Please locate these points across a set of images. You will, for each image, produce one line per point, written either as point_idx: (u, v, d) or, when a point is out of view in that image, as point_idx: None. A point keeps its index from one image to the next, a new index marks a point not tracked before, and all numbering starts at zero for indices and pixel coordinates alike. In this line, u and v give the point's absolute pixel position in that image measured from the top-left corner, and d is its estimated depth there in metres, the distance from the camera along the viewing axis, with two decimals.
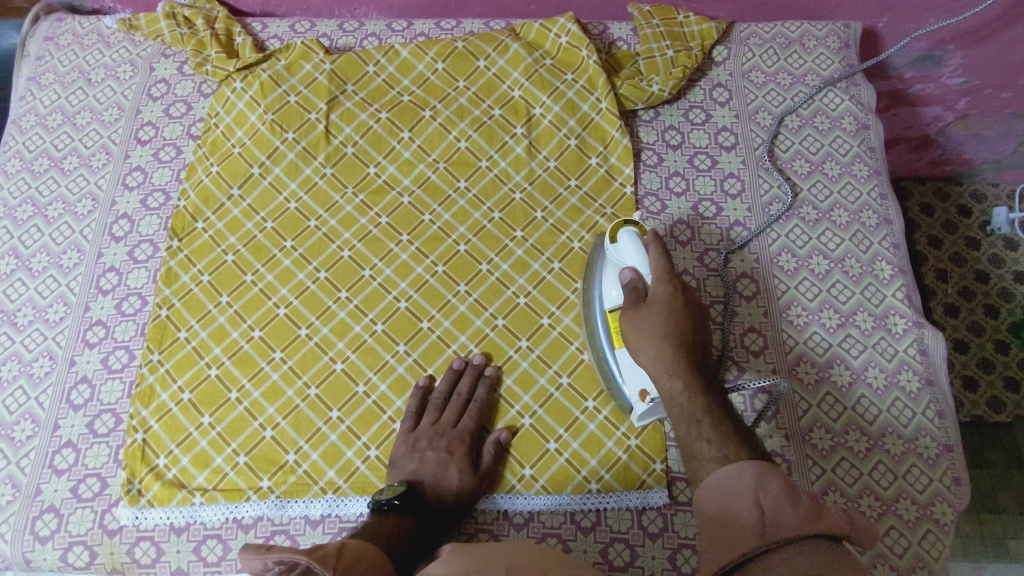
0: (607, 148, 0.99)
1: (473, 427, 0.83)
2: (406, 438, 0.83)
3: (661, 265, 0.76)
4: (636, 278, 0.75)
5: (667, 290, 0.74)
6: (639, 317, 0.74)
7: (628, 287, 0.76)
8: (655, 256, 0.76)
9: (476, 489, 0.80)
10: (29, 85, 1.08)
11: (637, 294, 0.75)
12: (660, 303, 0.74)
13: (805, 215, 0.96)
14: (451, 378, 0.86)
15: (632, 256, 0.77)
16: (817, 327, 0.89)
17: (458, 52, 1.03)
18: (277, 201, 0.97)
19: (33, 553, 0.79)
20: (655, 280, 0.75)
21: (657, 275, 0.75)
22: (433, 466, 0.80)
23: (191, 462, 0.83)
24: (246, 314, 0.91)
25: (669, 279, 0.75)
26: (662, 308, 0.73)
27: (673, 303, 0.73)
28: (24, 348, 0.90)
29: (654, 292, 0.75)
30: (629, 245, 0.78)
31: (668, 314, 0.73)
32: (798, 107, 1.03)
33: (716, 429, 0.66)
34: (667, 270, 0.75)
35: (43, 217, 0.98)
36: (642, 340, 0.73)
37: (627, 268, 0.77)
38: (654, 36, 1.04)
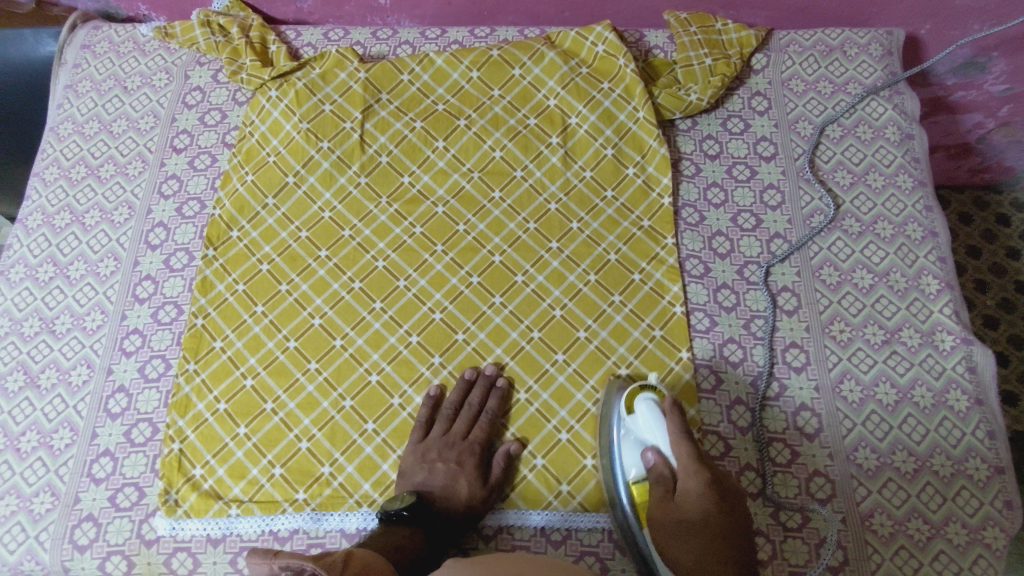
0: (645, 158, 0.97)
1: (484, 439, 0.83)
2: (415, 448, 0.82)
3: (685, 453, 0.72)
4: (662, 465, 0.74)
5: (699, 482, 0.70)
6: (670, 518, 0.71)
7: (655, 476, 0.74)
8: (677, 443, 0.72)
9: (486, 502, 0.80)
10: (66, 92, 1.09)
11: (665, 485, 0.73)
12: (693, 502, 0.70)
13: (848, 227, 0.94)
14: (463, 388, 0.86)
15: (651, 430, 0.76)
16: (860, 343, 0.87)
17: (493, 60, 1.02)
18: (311, 210, 0.96)
19: (72, 562, 0.79)
20: (683, 471, 0.72)
21: (683, 464, 0.72)
22: (443, 478, 0.80)
23: (227, 473, 0.83)
24: (282, 324, 0.90)
25: (697, 469, 0.71)
26: (697, 509, 0.70)
27: (707, 499, 0.70)
28: (62, 356, 0.90)
29: (684, 485, 0.71)
30: (649, 418, 0.76)
31: (707, 516, 0.70)
32: (839, 116, 1.01)
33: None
34: (694, 459, 0.71)
35: (81, 225, 0.99)
36: (680, 549, 0.70)
37: (649, 449, 0.75)
38: (692, 44, 1.02)
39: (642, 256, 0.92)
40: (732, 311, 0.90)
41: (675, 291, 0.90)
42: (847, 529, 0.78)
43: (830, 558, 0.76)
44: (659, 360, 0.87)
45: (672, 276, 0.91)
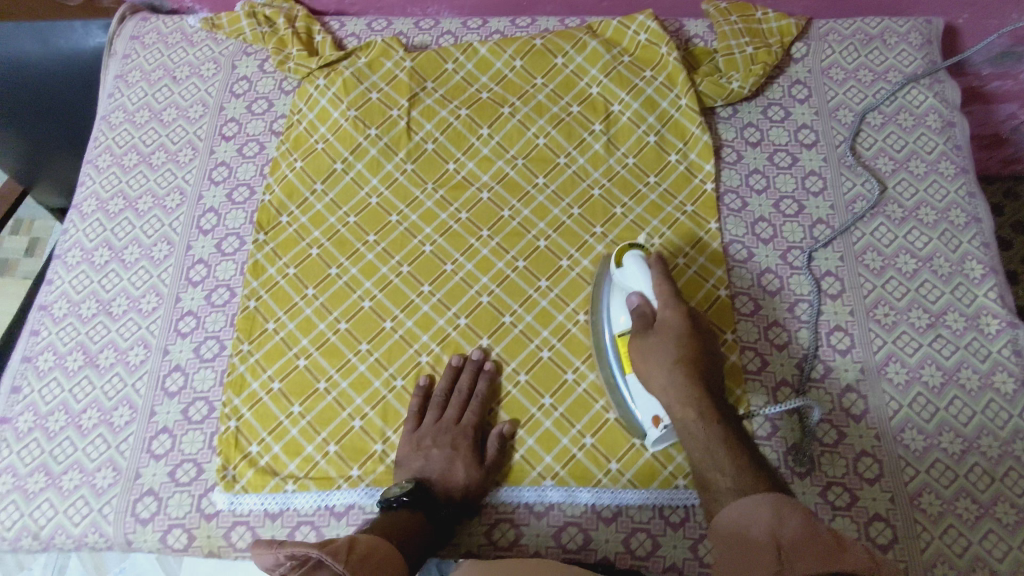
0: (687, 145, 0.99)
1: (477, 422, 0.85)
2: (410, 437, 0.84)
3: (666, 290, 0.76)
4: (643, 304, 0.77)
5: (675, 311, 0.75)
6: (645, 344, 0.75)
7: (636, 313, 0.77)
8: (659, 281, 0.76)
9: (484, 483, 0.82)
10: (117, 82, 1.12)
11: (645, 319, 0.76)
12: (669, 328, 0.74)
13: (891, 213, 0.95)
14: (451, 375, 0.87)
15: (638, 279, 0.78)
16: (905, 327, 0.88)
17: (537, 49, 1.04)
18: (359, 196, 0.98)
19: (135, 535, 0.82)
20: (662, 304, 0.76)
21: (662, 298, 0.75)
22: (440, 462, 0.81)
23: (283, 450, 0.85)
24: (333, 306, 0.92)
25: (675, 301, 0.75)
26: (671, 335, 0.74)
27: (681, 323, 0.74)
28: (120, 337, 0.92)
29: (662, 316, 0.75)
30: (634, 268, 0.78)
31: (679, 339, 0.74)
32: (880, 104, 1.01)
33: (733, 461, 0.68)
34: (673, 291, 0.75)
35: (134, 210, 1.01)
36: (653, 371, 0.74)
37: (633, 294, 0.78)
38: (733, 33, 1.03)
39: (686, 241, 0.94)
40: (776, 295, 0.91)
41: (720, 275, 0.91)
42: (895, 507, 0.79)
43: (878, 536, 0.78)
44: None
45: (716, 261, 0.92)
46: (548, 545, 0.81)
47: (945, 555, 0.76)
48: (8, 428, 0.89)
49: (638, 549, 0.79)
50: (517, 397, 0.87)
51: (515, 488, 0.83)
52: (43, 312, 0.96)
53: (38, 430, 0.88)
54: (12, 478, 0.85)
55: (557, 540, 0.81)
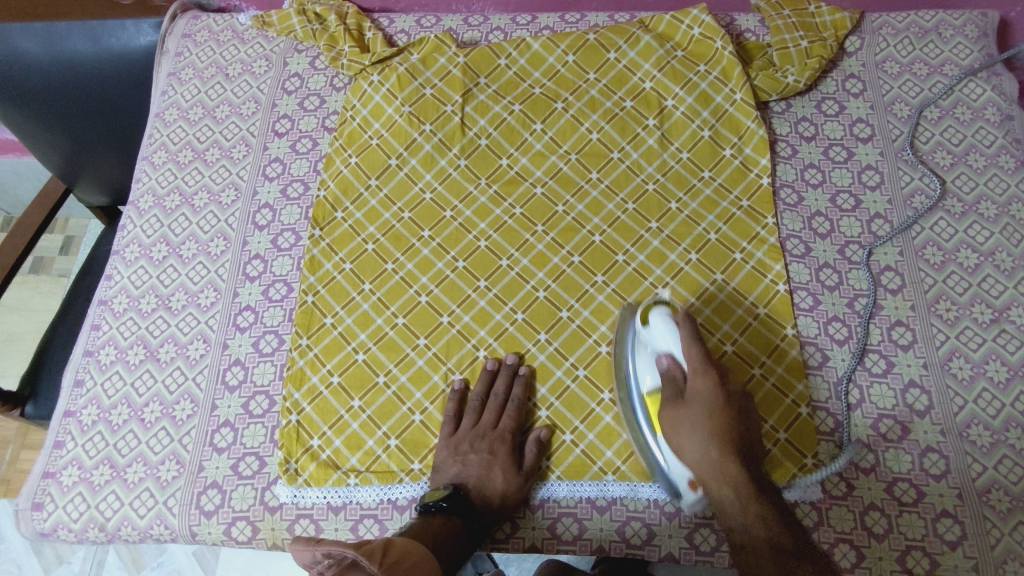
0: (742, 139, 0.98)
1: (514, 426, 0.84)
2: (447, 442, 0.84)
3: (696, 355, 0.76)
4: (673, 368, 0.78)
5: (706, 380, 0.75)
6: (678, 414, 0.76)
7: (667, 378, 0.78)
8: (689, 346, 0.76)
9: (522, 488, 0.81)
10: (170, 80, 1.14)
11: (677, 386, 0.78)
12: (702, 398, 0.75)
13: (950, 207, 0.94)
14: (487, 379, 0.87)
15: (665, 338, 0.79)
16: (968, 322, 0.87)
17: (590, 43, 1.05)
18: (413, 192, 0.99)
19: (199, 527, 0.82)
20: (693, 372, 0.76)
21: (692, 366, 0.76)
22: (477, 468, 0.81)
23: (344, 444, 0.85)
24: (390, 301, 0.93)
25: (706, 369, 0.75)
26: (702, 405, 0.75)
27: (712, 392, 0.75)
28: (179, 331, 0.93)
29: (693, 385, 0.76)
30: (662, 328, 0.79)
31: (711, 410, 0.74)
32: (936, 98, 1.01)
33: (768, 532, 0.68)
34: (703, 359, 0.76)
35: (190, 206, 1.02)
36: (687, 442, 0.75)
37: (662, 355, 0.79)
38: (787, 26, 1.03)
39: (743, 236, 0.93)
40: (835, 290, 0.90)
41: (778, 270, 0.90)
42: (963, 504, 0.77)
43: (947, 533, 0.76)
44: (766, 337, 0.87)
45: (774, 255, 0.91)
46: (612, 540, 0.80)
47: (1016, 552, 0.75)
48: (72, 421, 0.90)
49: (702, 544, 0.78)
50: (576, 392, 0.86)
51: (576, 483, 0.82)
52: (104, 307, 0.97)
53: (101, 424, 0.89)
54: (77, 470, 0.86)
55: (621, 535, 0.80)
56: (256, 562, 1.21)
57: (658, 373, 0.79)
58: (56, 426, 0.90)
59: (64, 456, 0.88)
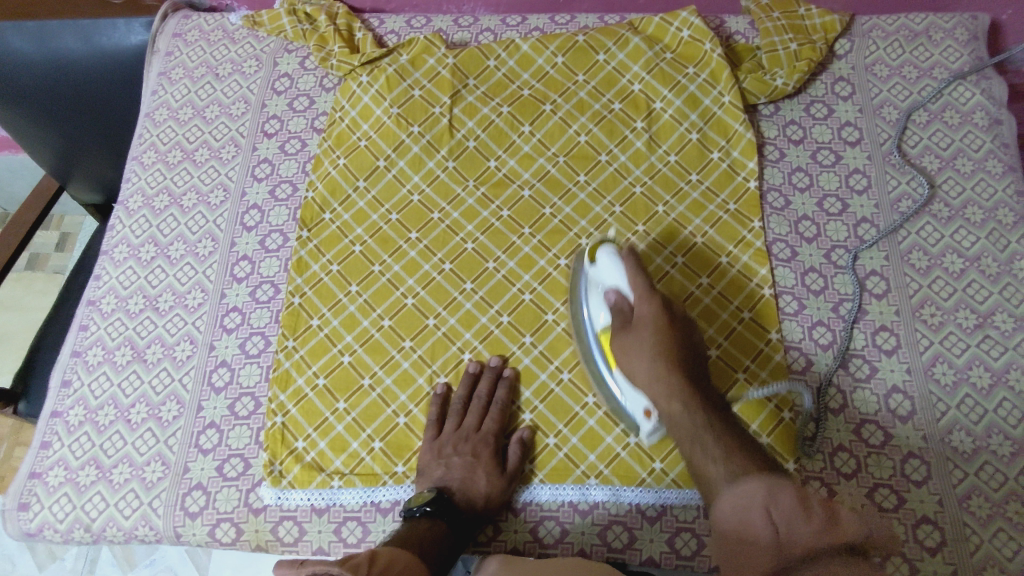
0: (730, 142, 0.98)
1: (497, 429, 0.85)
2: (430, 445, 0.84)
3: (641, 283, 0.77)
4: (620, 299, 0.78)
5: (650, 305, 0.75)
6: (627, 340, 0.75)
7: (615, 309, 0.78)
8: (635, 274, 0.78)
9: (506, 490, 0.81)
10: (160, 79, 1.13)
11: (624, 315, 0.78)
12: (646, 321, 0.75)
13: (937, 212, 0.93)
14: (470, 382, 0.87)
15: (613, 275, 0.80)
16: (953, 327, 0.87)
17: (579, 45, 1.04)
18: (401, 194, 0.99)
19: (184, 528, 0.83)
20: (638, 299, 0.77)
21: (638, 292, 0.77)
22: (461, 471, 0.82)
23: (328, 446, 0.85)
24: (376, 303, 0.93)
25: (650, 295, 0.76)
26: (648, 327, 0.74)
27: (657, 315, 0.75)
28: (166, 332, 0.94)
29: (639, 311, 0.76)
30: (609, 264, 0.81)
31: (657, 331, 0.74)
32: (925, 102, 1.00)
33: (720, 442, 0.66)
34: (647, 285, 0.77)
35: (179, 207, 1.02)
36: (636, 364, 0.74)
37: (611, 290, 0.80)
38: (777, 29, 1.02)
39: (729, 240, 0.93)
40: (820, 294, 0.90)
41: (764, 274, 0.90)
42: (943, 510, 0.78)
43: (926, 539, 0.76)
44: (750, 342, 0.87)
45: (760, 259, 0.91)
46: (593, 544, 0.80)
47: (995, 558, 0.75)
48: (59, 421, 0.90)
49: (683, 549, 0.79)
50: (560, 396, 0.87)
51: (559, 487, 0.83)
52: (92, 307, 0.97)
53: (88, 424, 0.89)
54: (63, 470, 0.87)
55: (602, 539, 0.80)
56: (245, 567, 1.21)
57: (608, 308, 0.80)
58: (43, 426, 0.90)
59: (50, 457, 0.88)
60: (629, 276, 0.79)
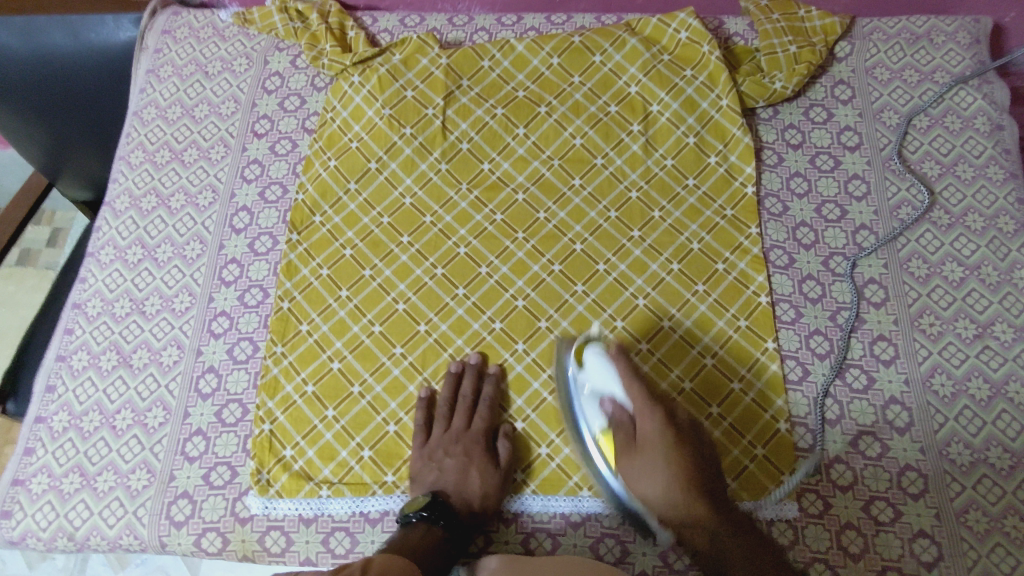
0: (727, 147, 0.97)
1: (486, 427, 0.84)
2: (420, 451, 0.83)
3: (640, 394, 0.75)
4: (619, 411, 0.76)
5: (654, 421, 0.73)
6: (635, 461, 0.73)
7: (616, 423, 0.76)
8: (631, 386, 0.75)
9: (500, 488, 0.80)
10: (149, 77, 1.11)
11: (627, 430, 0.75)
12: (652, 441, 0.73)
13: (937, 219, 0.92)
14: (453, 382, 0.86)
15: (606, 380, 0.78)
16: (952, 337, 0.85)
17: (575, 46, 1.03)
18: (393, 196, 0.97)
19: (169, 538, 0.81)
20: (640, 413, 0.74)
21: (639, 407, 0.74)
22: (454, 474, 0.81)
23: (317, 455, 0.84)
24: (367, 308, 0.91)
25: (651, 408, 0.74)
26: (656, 448, 0.72)
27: (662, 432, 0.73)
28: (153, 337, 0.92)
29: (643, 427, 0.74)
30: (601, 368, 0.78)
31: (667, 452, 0.72)
32: (926, 106, 0.99)
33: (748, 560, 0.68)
34: (647, 398, 0.74)
35: (167, 208, 1.01)
36: (649, 488, 0.72)
37: (608, 400, 0.77)
38: (776, 31, 1.01)
39: (726, 246, 0.91)
40: (818, 303, 0.89)
41: (761, 281, 0.89)
42: (941, 524, 0.76)
43: (923, 554, 0.75)
44: (746, 350, 0.86)
45: (757, 266, 0.90)
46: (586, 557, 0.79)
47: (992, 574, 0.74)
48: (43, 427, 0.88)
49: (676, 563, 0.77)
50: (552, 404, 0.85)
51: (551, 497, 0.81)
52: (77, 310, 0.95)
53: (73, 430, 0.88)
54: (47, 478, 0.85)
55: (594, 552, 0.79)
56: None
57: (606, 418, 0.77)
58: (27, 432, 0.89)
59: (34, 464, 0.86)
60: (626, 386, 0.76)
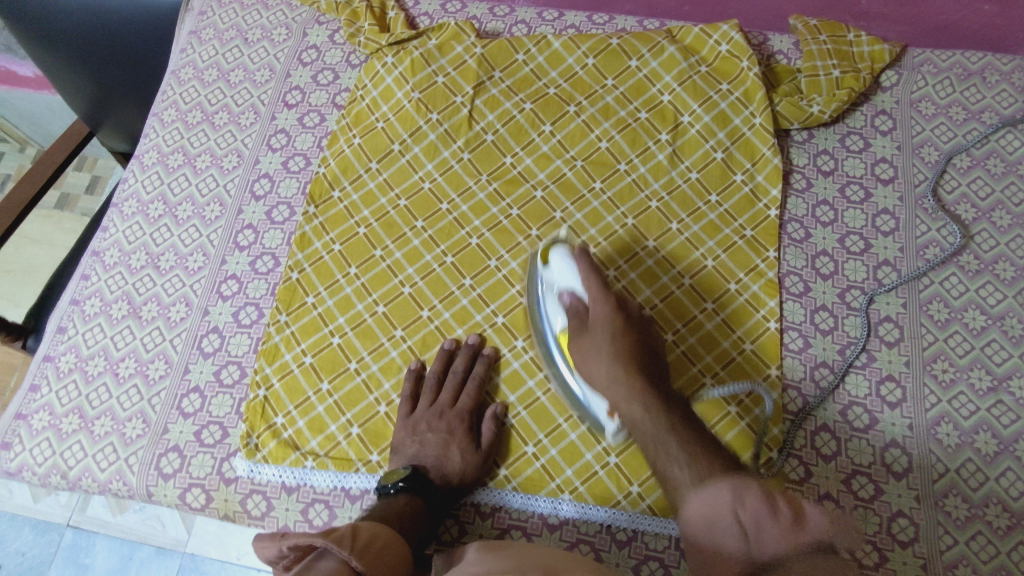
0: (756, 166, 0.95)
1: (472, 406, 0.83)
2: (405, 422, 0.83)
3: (595, 284, 0.77)
4: (575, 300, 0.78)
5: (605, 306, 0.76)
6: (585, 346, 0.75)
7: (571, 311, 0.78)
8: (587, 276, 0.78)
9: (480, 468, 0.80)
10: (191, 39, 1.14)
11: (580, 318, 0.77)
12: (601, 325, 0.75)
13: (965, 264, 0.89)
14: (444, 358, 0.86)
15: (566, 275, 0.80)
16: (964, 387, 0.82)
17: (612, 48, 1.02)
18: (412, 179, 0.98)
19: (156, 488, 0.83)
20: (592, 301, 0.77)
21: (592, 293, 0.77)
22: (435, 449, 0.80)
23: (307, 426, 0.84)
24: (373, 288, 0.92)
25: (603, 296, 0.76)
26: (604, 329, 0.75)
27: (611, 317, 0.75)
28: (164, 292, 0.94)
29: (594, 314, 0.76)
30: (562, 264, 0.81)
31: (613, 332, 0.74)
32: (969, 146, 0.95)
33: (683, 446, 0.63)
34: (600, 286, 0.77)
35: (192, 167, 1.02)
36: (594, 368, 0.74)
37: (565, 292, 0.80)
38: (821, 53, 0.99)
39: (741, 267, 0.89)
40: (828, 335, 0.86)
41: (772, 306, 0.87)
42: None
43: None
44: (749, 375, 0.84)
45: (770, 291, 0.88)
46: None
47: None
48: (50, 366, 0.92)
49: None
50: (545, 405, 0.84)
51: (531, 496, 0.80)
52: (96, 258, 0.98)
53: (77, 372, 0.90)
54: (48, 415, 0.88)
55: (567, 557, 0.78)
56: (217, 548, 1.18)
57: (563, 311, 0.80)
58: (36, 369, 0.92)
59: (37, 400, 0.90)
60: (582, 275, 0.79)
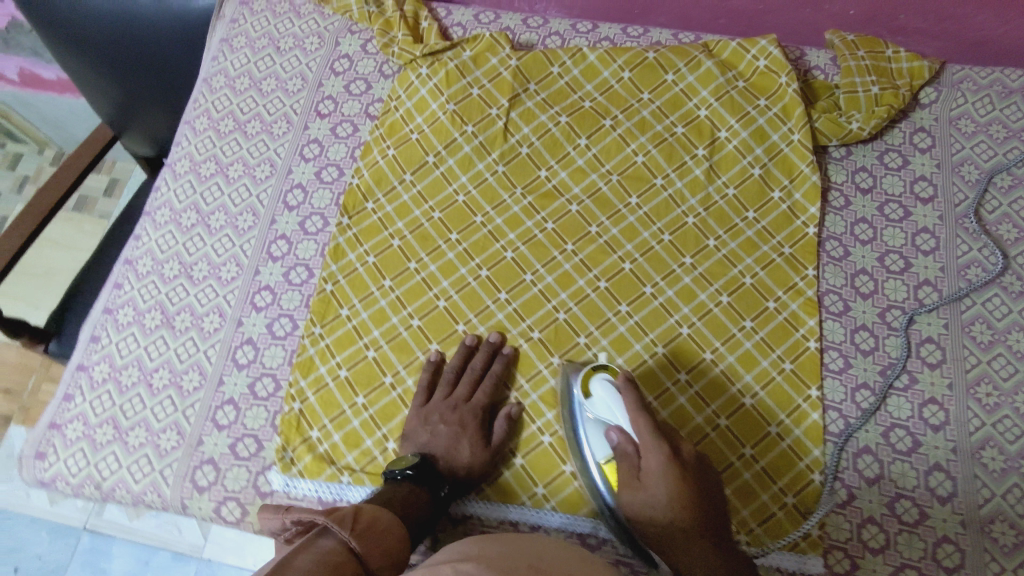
0: (794, 183, 0.94)
1: (486, 403, 0.84)
2: (418, 411, 0.84)
3: (644, 427, 0.71)
4: (623, 441, 0.72)
5: (658, 457, 0.69)
6: (637, 497, 0.70)
7: (619, 454, 0.72)
8: (636, 418, 0.71)
9: (487, 464, 0.81)
10: (222, 46, 1.13)
11: (630, 462, 0.71)
12: (654, 477, 0.69)
13: (1008, 285, 0.88)
14: (464, 353, 0.87)
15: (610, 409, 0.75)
16: (1009, 411, 0.81)
17: (648, 62, 1.01)
18: (446, 192, 0.97)
19: (190, 501, 0.83)
20: (644, 447, 0.70)
21: (644, 439, 0.71)
22: (445, 440, 0.81)
23: (342, 440, 0.84)
24: (408, 301, 0.91)
25: (656, 443, 0.70)
26: (659, 482, 0.69)
27: (666, 470, 0.69)
28: (197, 302, 0.94)
29: (646, 463, 0.70)
30: (606, 397, 0.76)
31: (670, 486, 0.68)
32: (1011, 165, 0.94)
33: None
34: (653, 433, 0.70)
35: (224, 176, 1.02)
36: (649, 524, 0.69)
37: (612, 429, 0.73)
38: (859, 69, 0.98)
39: (779, 284, 0.89)
40: (869, 355, 0.85)
41: (812, 325, 0.86)
42: None
43: None
44: (788, 394, 0.83)
45: (809, 309, 0.87)
46: None
47: None
48: (84, 375, 0.91)
49: None
50: None
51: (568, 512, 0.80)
52: (129, 266, 0.98)
53: (111, 382, 0.90)
54: (81, 425, 0.88)
55: None
56: (234, 555, 1.18)
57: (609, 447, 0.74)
58: (69, 378, 0.92)
59: (71, 410, 0.89)
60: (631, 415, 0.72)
